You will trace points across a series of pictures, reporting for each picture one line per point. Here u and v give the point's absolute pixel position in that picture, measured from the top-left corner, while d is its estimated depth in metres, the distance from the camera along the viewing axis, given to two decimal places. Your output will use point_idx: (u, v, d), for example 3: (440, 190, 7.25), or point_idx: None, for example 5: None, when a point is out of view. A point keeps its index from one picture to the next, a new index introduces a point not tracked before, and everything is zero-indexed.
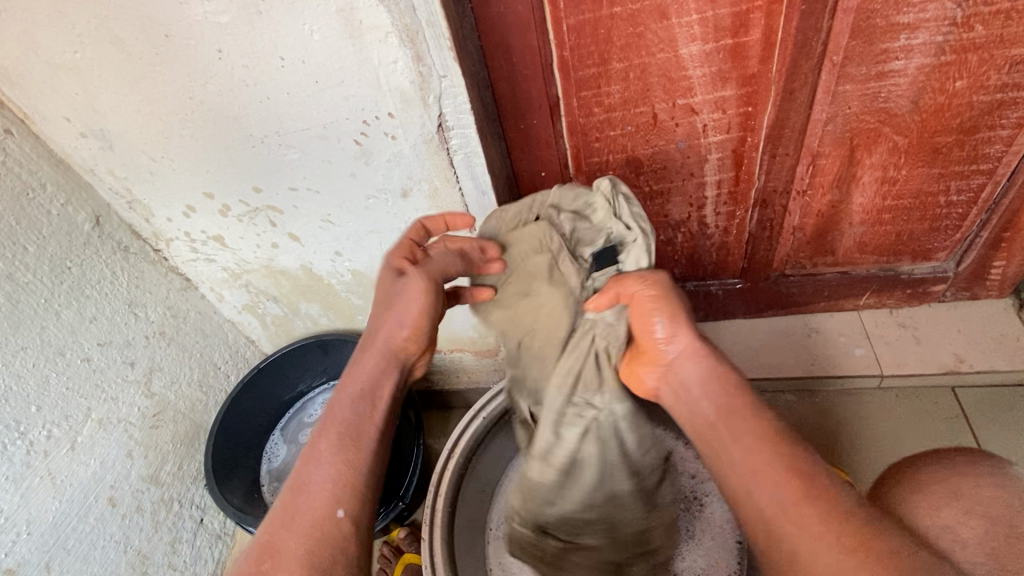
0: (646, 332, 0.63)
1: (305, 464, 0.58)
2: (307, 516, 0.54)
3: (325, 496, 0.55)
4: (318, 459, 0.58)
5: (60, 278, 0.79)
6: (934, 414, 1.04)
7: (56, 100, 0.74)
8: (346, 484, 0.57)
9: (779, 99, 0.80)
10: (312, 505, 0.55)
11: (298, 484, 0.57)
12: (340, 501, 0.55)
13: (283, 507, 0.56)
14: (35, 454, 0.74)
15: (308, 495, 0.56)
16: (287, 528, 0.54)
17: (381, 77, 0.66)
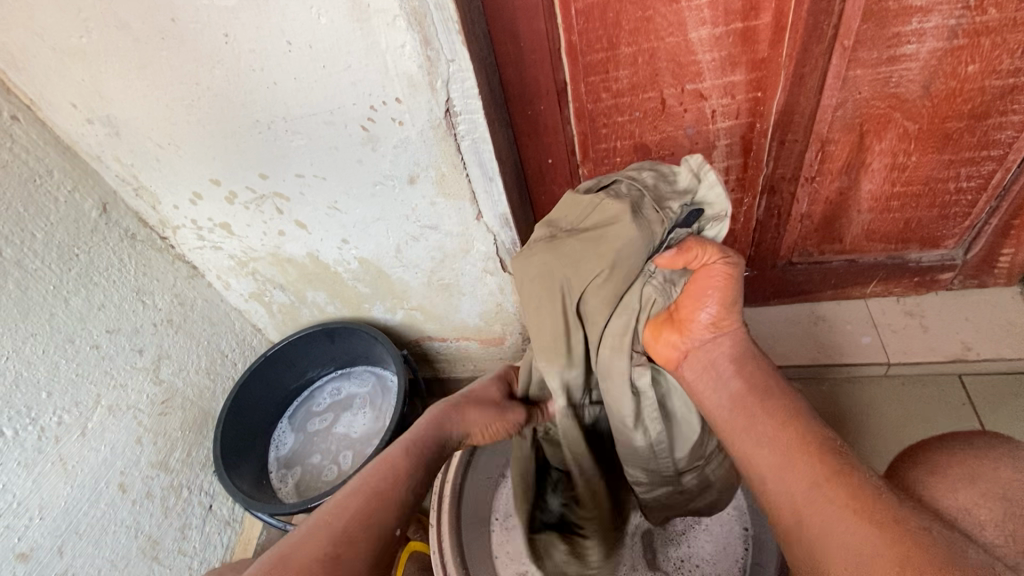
0: (698, 306, 0.62)
1: (381, 467, 0.59)
2: (374, 521, 0.54)
3: (389, 509, 0.56)
4: (393, 470, 0.59)
5: (68, 265, 0.79)
6: (942, 401, 1.04)
7: (63, 86, 0.73)
8: (408, 501, 0.58)
9: (789, 84, 0.79)
10: (380, 510, 0.55)
11: (369, 488, 0.57)
12: (401, 518, 0.56)
13: (350, 497, 0.56)
14: (47, 440, 0.74)
15: (378, 499, 0.56)
16: (353, 520, 0.53)
17: (389, 61, 0.66)
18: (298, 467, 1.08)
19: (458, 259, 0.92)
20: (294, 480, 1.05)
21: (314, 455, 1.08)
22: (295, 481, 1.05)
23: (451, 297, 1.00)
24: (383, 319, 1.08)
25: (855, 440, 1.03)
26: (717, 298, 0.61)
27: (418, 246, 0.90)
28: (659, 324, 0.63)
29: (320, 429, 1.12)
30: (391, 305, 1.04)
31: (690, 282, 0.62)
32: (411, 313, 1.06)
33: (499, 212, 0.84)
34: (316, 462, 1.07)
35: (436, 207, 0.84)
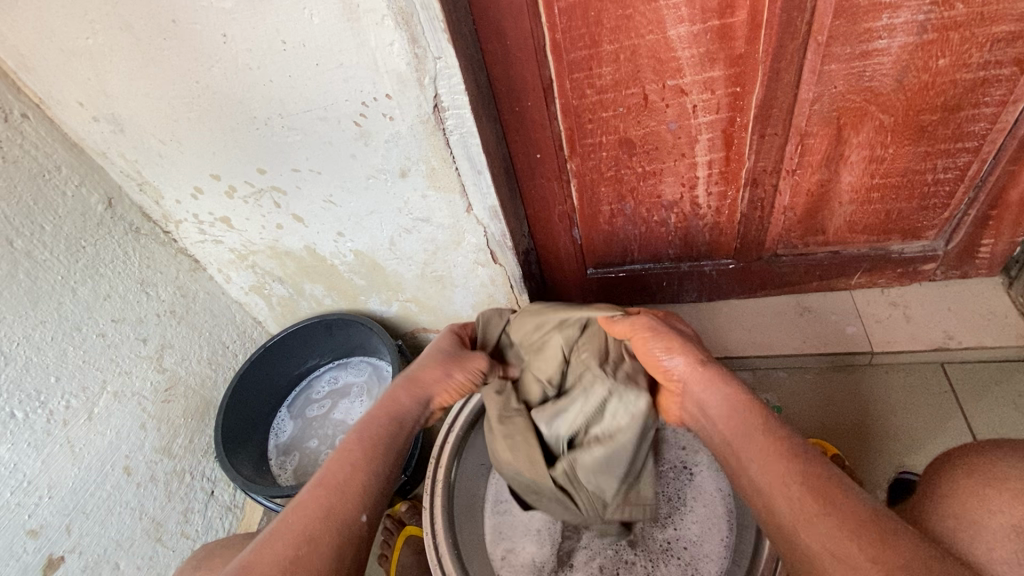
0: (656, 366, 0.72)
1: (337, 465, 0.63)
2: (336, 514, 0.59)
3: (353, 500, 0.60)
4: (351, 464, 0.63)
5: (75, 257, 0.83)
6: (924, 390, 1.06)
7: (70, 86, 0.77)
8: (371, 490, 0.62)
9: (766, 80, 0.82)
10: (341, 503, 0.60)
11: (328, 485, 0.61)
12: (365, 506, 0.60)
13: (311, 496, 0.60)
14: (55, 423, 0.78)
15: (339, 494, 0.60)
16: (315, 518, 0.58)
17: (379, 59, 0.69)
18: (297, 453, 1.11)
19: (449, 251, 0.95)
20: (293, 466, 1.09)
21: (312, 441, 1.12)
22: (294, 467, 1.09)
23: (444, 289, 1.03)
24: (379, 311, 1.12)
25: (837, 426, 1.06)
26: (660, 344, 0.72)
27: (412, 239, 0.94)
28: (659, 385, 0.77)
29: (319, 417, 1.16)
30: (386, 297, 1.08)
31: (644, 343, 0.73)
32: (406, 305, 1.09)
33: (488, 204, 0.88)
34: (314, 449, 1.11)
35: (428, 199, 0.87)
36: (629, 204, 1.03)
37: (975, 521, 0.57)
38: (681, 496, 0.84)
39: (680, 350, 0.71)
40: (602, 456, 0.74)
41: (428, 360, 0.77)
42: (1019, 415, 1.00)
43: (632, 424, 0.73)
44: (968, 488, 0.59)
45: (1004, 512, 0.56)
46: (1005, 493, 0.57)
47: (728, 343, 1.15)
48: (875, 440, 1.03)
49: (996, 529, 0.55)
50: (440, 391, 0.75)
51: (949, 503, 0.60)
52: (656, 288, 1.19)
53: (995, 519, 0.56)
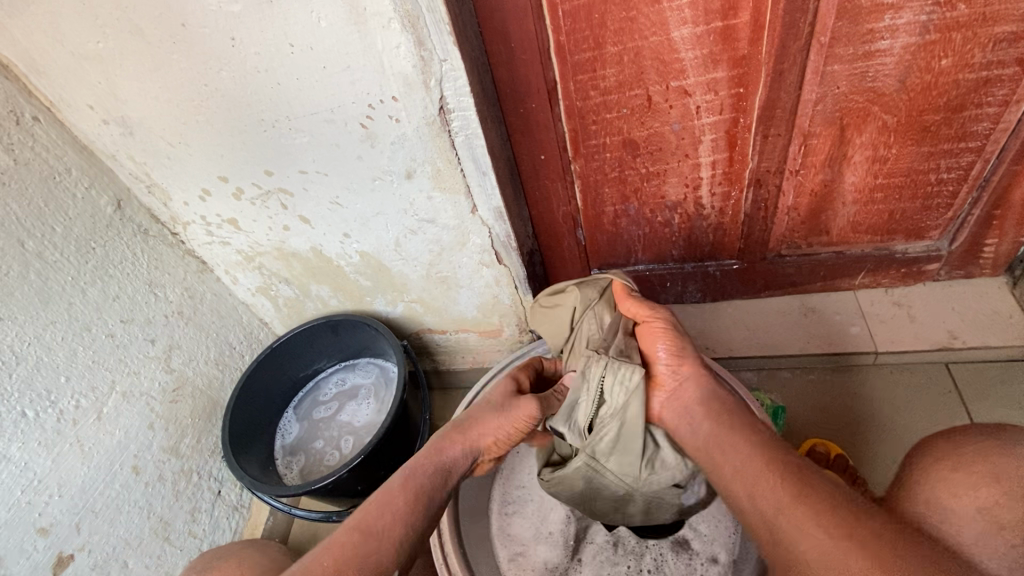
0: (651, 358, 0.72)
1: (379, 506, 0.60)
2: (369, 564, 0.55)
3: (387, 552, 0.57)
4: (390, 511, 0.59)
5: (85, 258, 0.84)
6: (928, 390, 1.06)
7: (81, 89, 0.78)
8: (407, 541, 0.58)
9: (769, 80, 0.82)
10: (372, 550, 0.56)
11: (366, 529, 0.57)
12: (399, 560, 0.57)
13: (347, 538, 0.57)
14: (65, 422, 0.79)
15: (375, 539, 0.57)
16: (348, 561, 0.55)
17: (386, 61, 0.70)
18: (303, 454, 1.12)
19: (454, 252, 0.96)
20: (299, 467, 1.10)
21: (318, 441, 1.13)
22: (300, 468, 1.10)
23: (448, 290, 1.04)
24: (384, 312, 1.12)
25: (841, 426, 1.06)
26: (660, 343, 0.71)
27: (417, 240, 0.94)
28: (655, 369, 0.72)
29: (325, 417, 1.16)
30: (391, 298, 1.08)
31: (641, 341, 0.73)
32: (411, 306, 1.10)
33: (492, 205, 0.88)
34: (320, 450, 1.11)
35: (433, 201, 0.87)
36: (633, 205, 1.03)
37: (943, 505, 0.55)
38: None
39: (683, 355, 0.70)
40: (619, 456, 0.70)
41: (482, 404, 0.72)
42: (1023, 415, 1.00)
43: (633, 400, 0.67)
44: (936, 474, 0.58)
45: (969, 494, 0.55)
46: (970, 475, 0.56)
47: (732, 344, 1.15)
48: (881, 441, 1.03)
49: (962, 512, 0.54)
50: (489, 439, 0.69)
51: (918, 487, 0.58)
52: (660, 288, 1.19)
53: (960, 502, 0.55)
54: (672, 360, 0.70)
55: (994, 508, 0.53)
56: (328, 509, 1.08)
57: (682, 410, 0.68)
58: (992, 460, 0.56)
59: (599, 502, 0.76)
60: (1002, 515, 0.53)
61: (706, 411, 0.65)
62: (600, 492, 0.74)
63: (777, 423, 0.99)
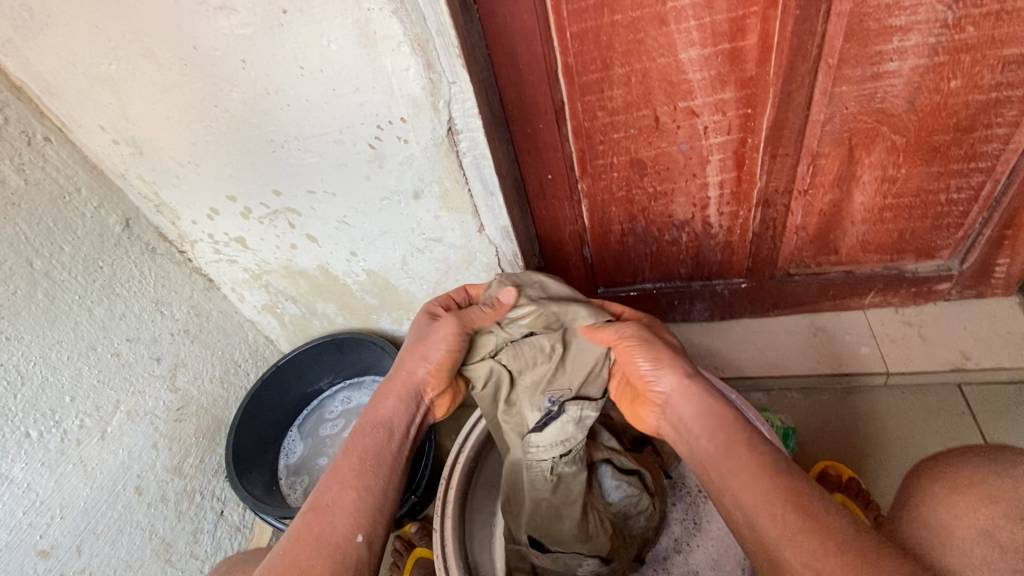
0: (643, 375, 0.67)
1: (328, 483, 0.61)
2: (328, 540, 0.56)
3: (348, 522, 0.58)
4: (340, 483, 0.61)
5: (93, 277, 0.84)
6: (942, 412, 1.05)
7: (93, 110, 0.79)
8: (363, 506, 0.59)
9: (777, 101, 0.82)
10: (332, 527, 0.57)
11: (321, 507, 0.59)
12: (360, 525, 0.58)
13: (302, 522, 0.59)
14: (69, 442, 0.78)
15: (332, 516, 0.58)
16: (309, 543, 0.56)
17: (395, 83, 0.70)
18: (307, 473, 1.11)
19: (461, 270, 0.96)
20: (303, 486, 1.09)
21: (323, 459, 1.12)
22: (304, 487, 1.09)
23: None
24: (390, 330, 1.12)
25: (850, 446, 1.05)
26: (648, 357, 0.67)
27: (423, 259, 0.94)
28: (638, 391, 0.70)
29: (331, 435, 1.16)
30: (397, 316, 1.08)
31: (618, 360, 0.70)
32: None
33: (499, 225, 0.88)
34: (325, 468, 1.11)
35: (440, 220, 0.87)
36: (640, 223, 1.03)
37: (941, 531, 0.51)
38: (698, 522, 0.84)
39: (665, 366, 0.66)
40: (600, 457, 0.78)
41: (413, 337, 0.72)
42: None
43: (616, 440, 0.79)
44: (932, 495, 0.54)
45: None
46: (969, 496, 0.51)
47: (740, 363, 1.14)
48: (891, 461, 1.02)
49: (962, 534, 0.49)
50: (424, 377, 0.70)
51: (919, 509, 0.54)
52: (668, 307, 1.19)
53: (961, 523, 0.50)
54: (656, 377, 0.66)
55: (996, 530, 0.48)
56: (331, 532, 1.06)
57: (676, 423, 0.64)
58: (991, 481, 0.51)
59: (553, 488, 0.74)
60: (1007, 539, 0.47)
61: (702, 426, 0.61)
62: (571, 470, 0.73)
63: (788, 445, 0.99)
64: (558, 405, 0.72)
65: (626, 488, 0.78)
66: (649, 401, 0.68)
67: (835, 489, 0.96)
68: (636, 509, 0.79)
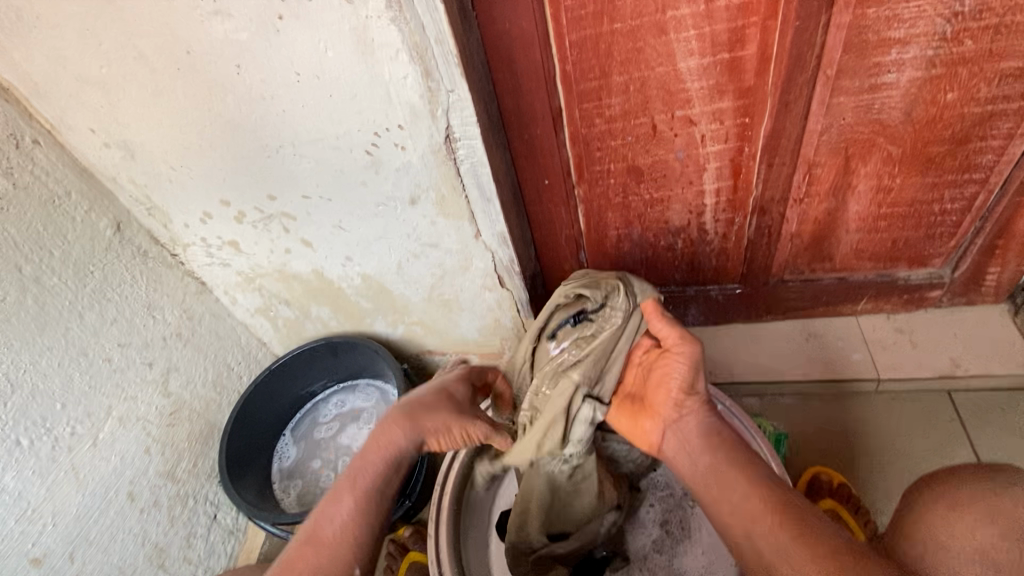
0: (663, 392, 0.67)
1: (327, 513, 0.61)
2: (326, 573, 0.57)
3: (345, 555, 0.58)
4: (338, 515, 0.61)
5: (83, 281, 0.83)
6: (932, 418, 1.06)
7: (83, 113, 0.78)
8: (361, 539, 0.60)
9: (775, 111, 0.82)
10: (329, 560, 0.58)
11: (319, 540, 0.59)
12: (358, 558, 0.59)
13: (300, 553, 0.59)
14: (60, 450, 0.78)
15: (330, 549, 0.59)
16: (306, 575, 0.57)
17: (392, 91, 0.69)
18: (301, 477, 1.11)
19: (457, 276, 0.95)
20: (297, 491, 1.08)
21: (316, 462, 1.12)
22: (298, 492, 1.08)
23: (450, 312, 1.03)
24: (385, 333, 1.11)
25: (839, 451, 1.06)
26: (683, 378, 0.66)
27: (419, 264, 0.94)
28: (648, 405, 0.69)
29: (325, 438, 1.16)
30: (392, 320, 1.07)
31: (655, 372, 0.69)
32: (412, 328, 1.09)
33: (496, 231, 0.88)
34: (319, 470, 1.11)
35: (437, 225, 0.87)
36: (636, 229, 1.03)
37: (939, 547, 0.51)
38: (685, 528, 0.83)
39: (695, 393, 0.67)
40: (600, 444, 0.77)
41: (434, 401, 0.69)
42: None
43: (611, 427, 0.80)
44: (935, 513, 0.54)
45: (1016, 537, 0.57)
46: (968, 514, 0.52)
47: (734, 369, 1.15)
48: (880, 466, 1.03)
49: (960, 554, 0.50)
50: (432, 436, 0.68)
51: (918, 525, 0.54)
52: None
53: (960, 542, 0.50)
54: (683, 401, 0.66)
55: (992, 549, 0.49)
56: None
57: (680, 437, 0.66)
58: (991, 498, 0.52)
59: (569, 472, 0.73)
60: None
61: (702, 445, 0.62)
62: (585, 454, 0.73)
63: (780, 450, 1.00)
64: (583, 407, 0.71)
65: (620, 445, 0.84)
66: (657, 417, 0.68)
67: (825, 495, 0.98)
68: (626, 458, 0.82)
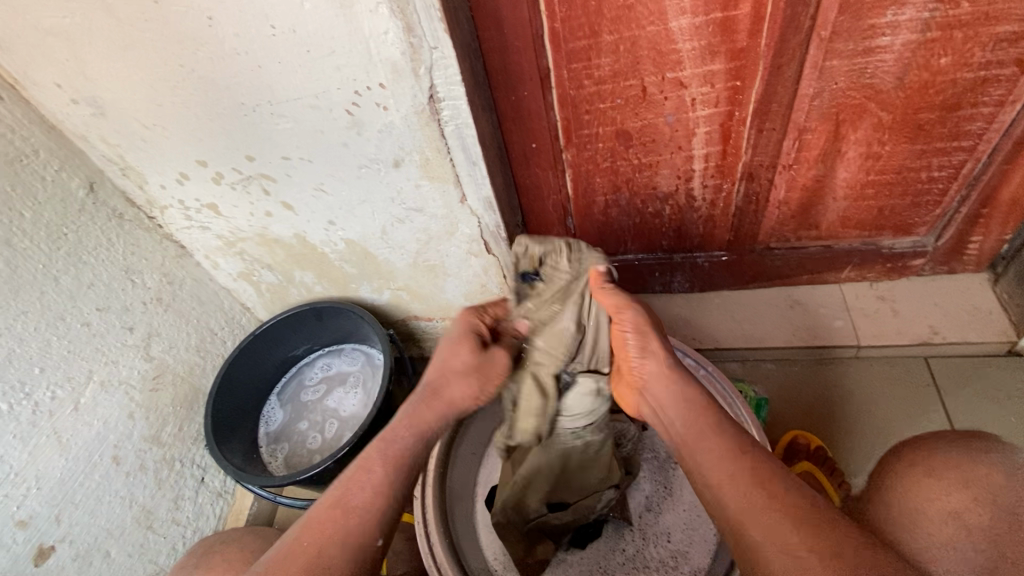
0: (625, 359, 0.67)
1: (360, 481, 0.58)
2: (351, 540, 0.55)
3: (371, 526, 0.56)
4: (369, 486, 0.58)
5: (57, 244, 0.81)
6: (908, 383, 1.08)
7: (47, 67, 0.74)
8: (387, 510, 0.57)
9: (767, 74, 0.80)
10: (354, 526, 0.56)
11: (347, 505, 0.57)
12: (382, 530, 0.56)
13: (326, 516, 0.56)
14: (41, 414, 0.77)
15: (357, 516, 0.56)
16: (331, 540, 0.54)
17: (373, 47, 0.67)
18: (287, 441, 1.11)
19: (442, 241, 0.94)
20: (284, 454, 1.09)
21: (303, 426, 1.13)
22: (285, 455, 1.09)
23: (435, 278, 1.02)
24: (370, 299, 1.11)
25: (817, 416, 1.09)
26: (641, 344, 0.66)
27: (404, 229, 0.92)
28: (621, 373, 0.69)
29: (311, 402, 1.16)
30: (377, 286, 1.07)
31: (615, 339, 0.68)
32: (397, 294, 1.08)
33: (482, 196, 0.86)
34: (305, 434, 1.12)
35: (421, 189, 0.85)
36: (624, 194, 1.02)
37: (915, 511, 0.58)
38: (669, 486, 0.86)
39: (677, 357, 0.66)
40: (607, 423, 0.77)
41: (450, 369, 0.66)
42: (996, 410, 1.03)
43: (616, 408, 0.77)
44: (912, 480, 0.60)
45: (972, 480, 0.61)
46: (942, 481, 0.58)
47: (717, 336, 1.16)
48: (855, 430, 1.06)
49: (934, 517, 0.57)
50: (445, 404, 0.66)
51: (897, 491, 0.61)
52: (649, 278, 1.19)
53: (934, 506, 0.57)
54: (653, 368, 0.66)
55: (964, 513, 0.56)
56: (313, 497, 1.08)
57: (653, 406, 0.65)
58: (964, 467, 0.58)
59: (576, 457, 0.75)
60: (1002, 545, 0.53)
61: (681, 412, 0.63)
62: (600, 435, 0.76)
63: (760, 415, 1.02)
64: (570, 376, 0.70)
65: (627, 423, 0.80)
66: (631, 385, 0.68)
67: (802, 458, 1.00)
68: None
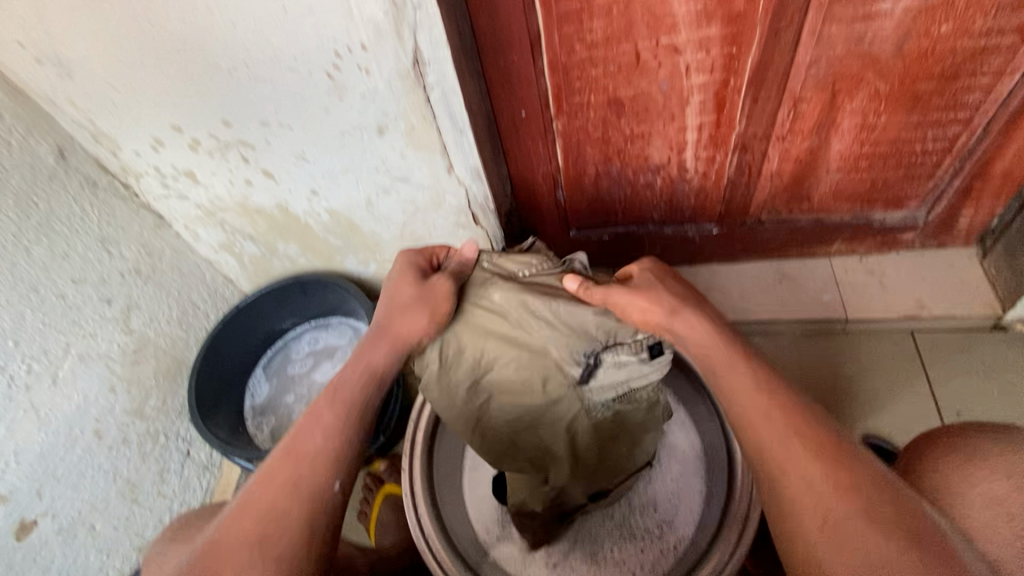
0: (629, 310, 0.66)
1: (308, 429, 0.60)
2: (304, 484, 0.57)
3: (323, 468, 0.58)
4: (318, 431, 0.60)
5: (28, 213, 0.77)
6: (893, 356, 1.09)
7: (6, 24, 0.69)
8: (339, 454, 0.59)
9: (764, 40, 0.78)
10: (306, 471, 0.57)
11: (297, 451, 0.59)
12: (336, 472, 0.58)
13: (277, 464, 0.58)
14: (17, 388, 0.75)
15: (309, 462, 0.58)
16: (282, 485, 0.56)
17: (353, 6, 0.63)
18: (274, 414, 1.11)
19: (429, 213, 0.92)
20: (270, 428, 1.09)
21: (290, 398, 1.12)
22: (271, 428, 1.09)
23: None
24: (356, 271, 1.09)
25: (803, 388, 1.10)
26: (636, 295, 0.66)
27: (390, 199, 0.90)
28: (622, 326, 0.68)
29: (297, 375, 1.15)
30: (363, 258, 1.05)
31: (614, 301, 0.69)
32: (384, 267, 1.06)
33: (470, 165, 0.84)
34: (292, 407, 1.11)
35: (407, 158, 0.82)
36: (616, 165, 1.00)
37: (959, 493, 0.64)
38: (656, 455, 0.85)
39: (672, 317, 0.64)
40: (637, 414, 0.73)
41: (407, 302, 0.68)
42: (979, 383, 1.04)
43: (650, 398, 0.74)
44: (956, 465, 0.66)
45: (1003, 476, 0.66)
46: (986, 469, 0.64)
47: None
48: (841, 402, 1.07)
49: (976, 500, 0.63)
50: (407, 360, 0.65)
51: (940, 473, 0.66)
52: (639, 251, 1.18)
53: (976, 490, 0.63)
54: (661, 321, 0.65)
55: (1006, 499, 0.62)
56: None
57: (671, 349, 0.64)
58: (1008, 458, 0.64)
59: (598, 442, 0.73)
60: None
61: None
62: (628, 405, 0.72)
63: None
64: (594, 358, 0.69)
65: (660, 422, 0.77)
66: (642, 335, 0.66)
67: None
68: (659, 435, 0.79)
